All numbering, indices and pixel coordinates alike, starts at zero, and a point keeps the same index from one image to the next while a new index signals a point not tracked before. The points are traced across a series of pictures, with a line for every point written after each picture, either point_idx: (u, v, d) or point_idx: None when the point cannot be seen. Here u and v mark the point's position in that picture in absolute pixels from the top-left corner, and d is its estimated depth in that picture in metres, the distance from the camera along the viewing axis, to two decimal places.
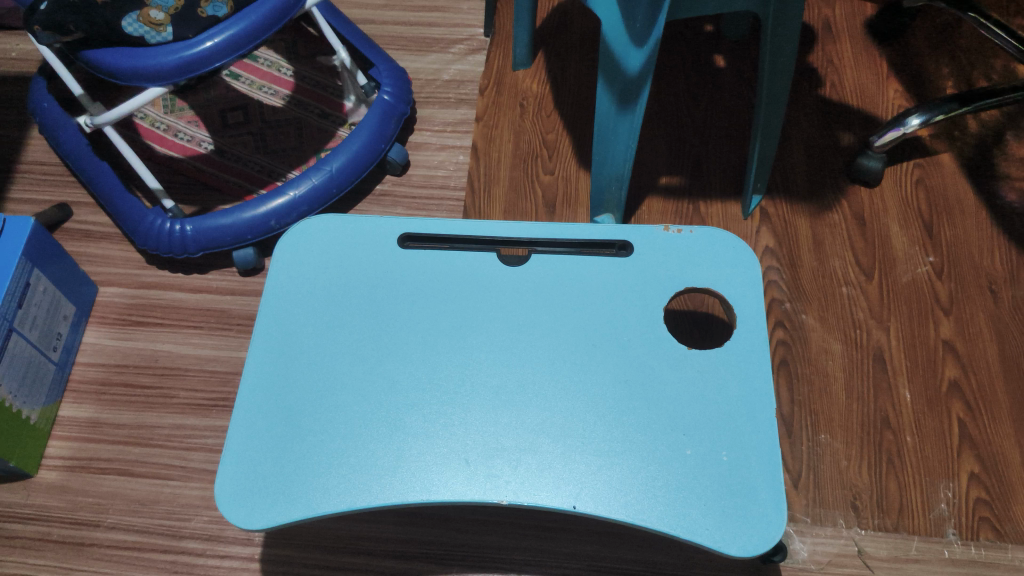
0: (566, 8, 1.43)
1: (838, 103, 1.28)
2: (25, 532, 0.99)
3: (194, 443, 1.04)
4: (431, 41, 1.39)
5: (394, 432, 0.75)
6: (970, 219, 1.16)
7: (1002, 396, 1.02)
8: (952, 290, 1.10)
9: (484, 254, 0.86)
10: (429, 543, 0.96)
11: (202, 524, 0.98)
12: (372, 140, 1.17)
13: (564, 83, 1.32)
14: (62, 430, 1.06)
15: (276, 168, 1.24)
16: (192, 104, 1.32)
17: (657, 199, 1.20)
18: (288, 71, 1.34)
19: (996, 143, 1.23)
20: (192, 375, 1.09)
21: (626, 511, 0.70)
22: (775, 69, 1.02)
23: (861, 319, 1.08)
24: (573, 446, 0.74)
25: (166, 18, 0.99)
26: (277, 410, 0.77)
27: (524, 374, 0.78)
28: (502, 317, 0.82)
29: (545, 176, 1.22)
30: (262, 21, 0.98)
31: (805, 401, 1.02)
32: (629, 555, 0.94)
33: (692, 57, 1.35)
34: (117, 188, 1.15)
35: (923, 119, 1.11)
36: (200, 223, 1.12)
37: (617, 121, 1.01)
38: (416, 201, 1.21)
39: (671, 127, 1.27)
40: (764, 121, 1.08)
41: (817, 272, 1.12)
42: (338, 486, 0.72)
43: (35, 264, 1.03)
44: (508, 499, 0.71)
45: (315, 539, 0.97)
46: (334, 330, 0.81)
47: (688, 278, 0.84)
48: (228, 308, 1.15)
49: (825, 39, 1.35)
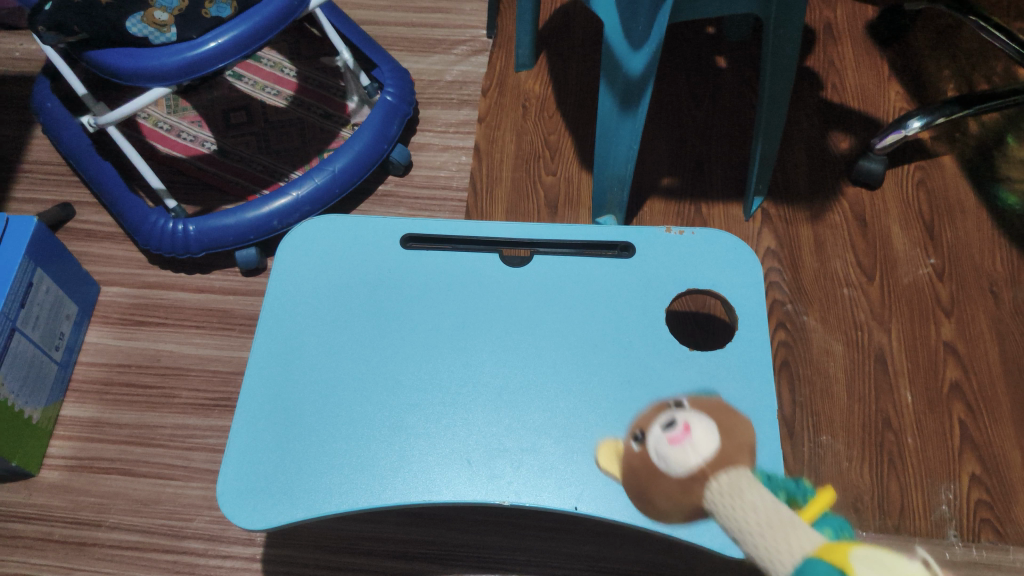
0: (568, 10, 1.43)
1: (840, 104, 1.28)
2: (26, 532, 0.99)
3: (196, 443, 1.04)
4: (434, 42, 1.39)
5: (396, 432, 0.75)
6: (971, 221, 1.16)
7: (1003, 397, 1.02)
8: (953, 292, 1.10)
9: (486, 254, 0.87)
10: (430, 543, 0.96)
11: (204, 524, 0.98)
12: (374, 141, 1.17)
13: (566, 84, 1.32)
14: (64, 430, 1.07)
15: (279, 168, 1.24)
16: (195, 104, 1.32)
17: (659, 200, 1.20)
18: (292, 72, 1.34)
19: (997, 145, 1.23)
20: (194, 376, 1.09)
21: (627, 512, 0.70)
22: (776, 72, 1.03)
23: (862, 320, 1.08)
24: (576, 447, 0.74)
25: (170, 19, 0.99)
26: (279, 410, 0.77)
27: (526, 374, 0.78)
28: (504, 318, 0.82)
29: (547, 177, 1.22)
30: (266, 22, 0.98)
31: (806, 402, 1.02)
32: (630, 555, 0.94)
33: (694, 59, 1.35)
34: (119, 188, 1.16)
35: (923, 121, 1.11)
36: (203, 223, 1.12)
37: (620, 122, 1.01)
38: (418, 202, 1.22)
39: (673, 128, 1.28)
40: (766, 122, 1.08)
41: (819, 273, 1.12)
42: (340, 485, 0.72)
43: (37, 264, 1.03)
44: (510, 499, 0.71)
45: (316, 539, 0.97)
46: (336, 330, 0.82)
47: (690, 279, 0.84)
48: (230, 308, 1.15)
49: (826, 42, 1.36)
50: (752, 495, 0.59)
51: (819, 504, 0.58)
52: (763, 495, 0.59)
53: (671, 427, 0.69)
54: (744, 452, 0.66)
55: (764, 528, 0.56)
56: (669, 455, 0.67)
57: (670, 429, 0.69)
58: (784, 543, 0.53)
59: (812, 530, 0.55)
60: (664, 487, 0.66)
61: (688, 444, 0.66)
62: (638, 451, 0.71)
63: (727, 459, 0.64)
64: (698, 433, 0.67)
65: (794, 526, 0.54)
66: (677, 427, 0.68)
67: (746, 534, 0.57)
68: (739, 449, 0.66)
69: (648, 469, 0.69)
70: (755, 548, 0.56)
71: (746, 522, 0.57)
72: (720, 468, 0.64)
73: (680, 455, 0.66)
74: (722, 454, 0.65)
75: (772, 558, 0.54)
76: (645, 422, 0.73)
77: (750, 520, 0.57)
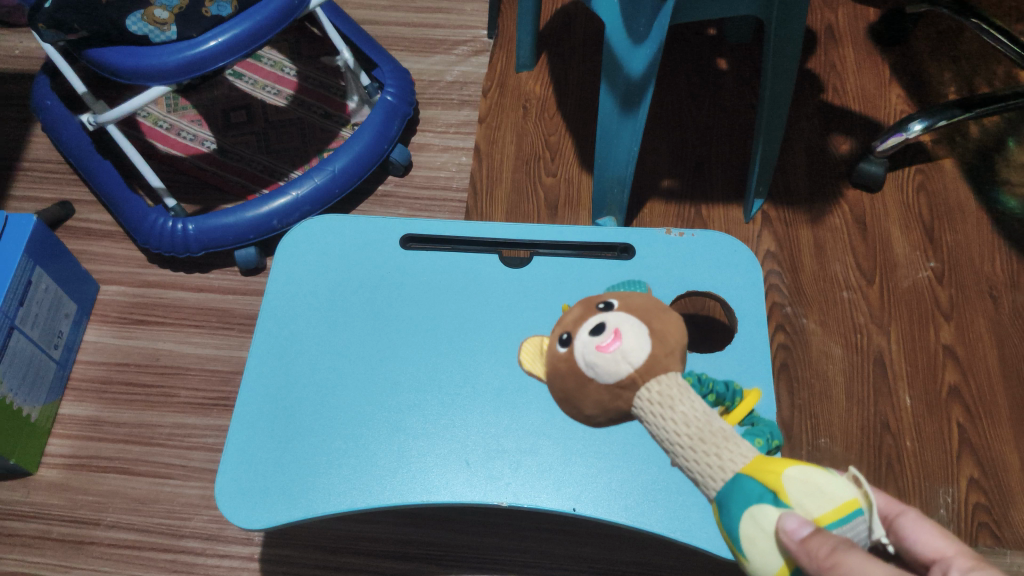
0: (569, 11, 1.43)
1: (841, 107, 1.28)
2: (25, 530, 0.99)
3: (194, 442, 1.04)
4: (434, 42, 1.39)
5: (394, 432, 0.75)
6: (971, 224, 1.16)
7: (1002, 401, 1.02)
8: (952, 295, 1.10)
9: (486, 255, 0.86)
10: (428, 544, 0.96)
11: (202, 523, 0.98)
12: (374, 141, 1.17)
13: (567, 85, 1.32)
14: (62, 428, 1.07)
15: (278, 168, 1.24)
16: (195, 103, 1.32)
17: (659, 201, 1.20)
18: (292, 71, 1.34)
19: (997, 149, 1.23)
20: (193, 375, 1.09)
21: (626, 514, 0.70)
22: (777, 75, 1.03)
23: (861, 323, 1.08)
24: (574, 449, 0.74)
25: (170, 18, 0.99)
26: (278, 410, 0.77)
27: (525, 376, 0.78)
28: (504, 319, 0.82)
29: (547, 178, 1.22)
30: (266, 21, 0.98)
31: (804, 405, 1.02)
32: (627, 557, 0.94)
33: (695, 60, 1.35)
34: (118, 186, 1.15)
35: (925, 124, 1.11)
36: (203, 222, 1.12)
37: (621, 123, 1.00)
38: (418, 203, 1.22)
39: (674, 129, 1.28)
40: (766, 125, 1.08)
41: (818, 275, 1.12)
42: (338, 485, 0.72)
43: (36, 263, 1.03)
44: (508, 500, 0.71)
45: (314, 539, 0.97)
46: (335, 330, 0.81)
47: (689, 282, 0.84)
48: (229, 308, 1.15)
49: (827, 44, 1.35)
50: (683, 407, 0.61)
51: (744, 406, 0.68)
52: (693, 404, 0.61)
53: (599, 332, 0.66)
54: (675, 356, 0.65)
55: (695, 441, 0.59)
56: (597, 363, 0.65)
57: (598, 335, 0.66)
58: (715, 456, 0.58)
59: (741, 441, 0.59)
60: (592, 393, 0.67)
61: (617, 352, 0.64)
62: (566, 353, 0.69)
63: (656, 367, 0.63)
64: (627, 339, 0.64)
65: (724, 439, 0.59)
66: (606, 334, 0.65)
67: (675, 444, 0.61)
68: (671, 352, 0.64)
69: (575, 375, 0.68)
70: (687, 460, 0.60)
71: (678, 433, 0.60)
72: (649, 374, 0.63)
73: (611, 365, 0.64)
74: (653, 360, 0.64)
75: (702, 469, 0.59)
76: (571, 322, 0.70)
77: (680, 431, 0.60)
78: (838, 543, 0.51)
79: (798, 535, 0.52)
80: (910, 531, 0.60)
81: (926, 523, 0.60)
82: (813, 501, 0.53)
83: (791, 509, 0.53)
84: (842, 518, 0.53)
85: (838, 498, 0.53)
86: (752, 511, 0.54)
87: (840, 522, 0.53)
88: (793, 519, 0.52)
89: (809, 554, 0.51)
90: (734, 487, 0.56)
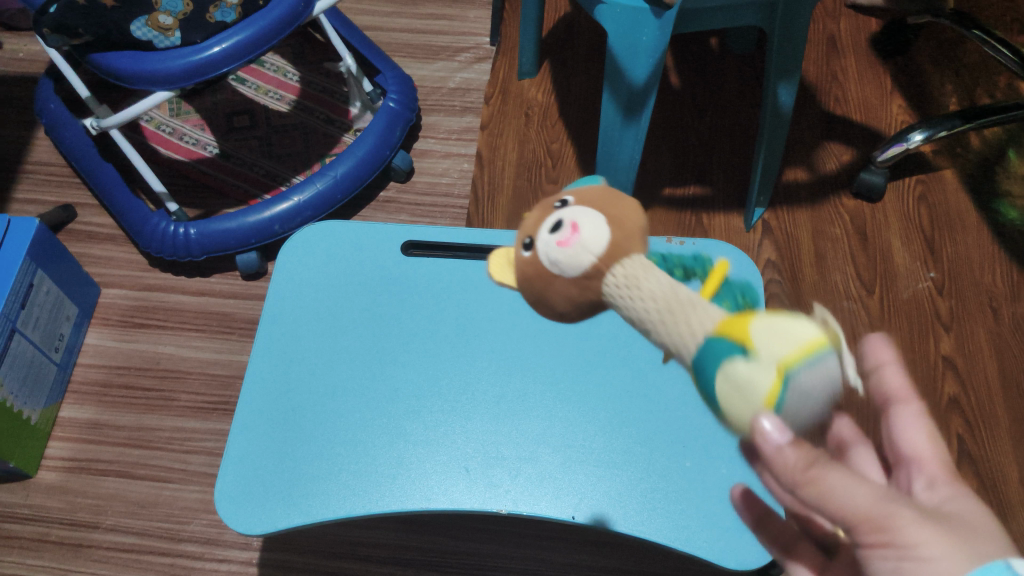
0: (572, 18, 1.43)
1: (843, 116, 1.29)
2: (25, 532, 0.99)
3: (194, 446, 1.04)
4: (438, 49, 1.39)
5: (395, 440, 0.75)
6: (971, 235, 1.16)
7: (1002, 414, 1.02)
8: (952, 306, 1.10)
9: (487, 262, 0.87)
10: (428, 551, 0.96)
11: (200, 527, 0.99)
12: (376, 148, 1.17)
13: (570, 94, 1.33)
14: (63, 430, 1.07)
15: (280, 173, 1.25)
16: (198, 107, 1.32)
17: (660, 208, 1.21)
18: (295, 76, 1.34)
19: (998, 160, 1.23)
20: (193, 379, 1.09)
21: (625, 522, 0.70)
22: (778, 86, 1.03)
23: (861, 333, 1.08)
24: (574, 456, 0.74)
25: (174, 23, 1.00)
26: (279, 414, 0.77)
27: (524, 384, 0.78)
28: (505, 325, 0.82)
29: (549, 185, 1.22)
30: (269, 27, 0.98)
31: None
32: (627, 565, 0.95)
33: (698, 67, 1.36)
34: (120, 189, 1.16)
35: (926, 135, 1.11)
36: (205, 227, 1.12)
37: (622, 131, 1.00)
38: (420, 209, 1.22)
39: (676, 137, 1.28)
40: (769, 135, 1.08)
41: (818, 285, 1.12)
42: (339, 492, 0.72)
43: (38, 264, 1.03)
44: (508, 508, 0.71)
45: (314, 545, 0.97)
46: (337, 335, 0.82)
47: None
48: (230, 312, 1.15)
49: (829, 54, 1.36)
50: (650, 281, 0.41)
51: None
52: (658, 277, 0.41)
53: None
54: None
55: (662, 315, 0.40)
56: None
57: None
58: (687, 328, 0.40)
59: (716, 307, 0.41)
60: None
61: None
62: (530, 260, 0.43)
63: None
64: None
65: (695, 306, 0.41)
66: None
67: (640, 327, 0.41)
68: None
69: None
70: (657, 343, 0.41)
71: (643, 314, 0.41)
72: None
73: None
74: None
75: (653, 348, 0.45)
76: (536, 222, 0.44)
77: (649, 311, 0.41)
78: (820, 456, 0.39)
79: (777, 441, 0.38)
80: (901, 422, 0.49)
81: (924, 421, 0.49)
82: (777, 342, 0.38)
83: (759, 356, 0.38)
84: (809, 357, 0.38)
85: (803, 335, 0.38)
86: (722, 372, 0.38)
87: (789, 386, 0.37)
88: (774, 420, 0.38)
89: (787, 464, 0.38)
90: (705, 349, 0.39)
